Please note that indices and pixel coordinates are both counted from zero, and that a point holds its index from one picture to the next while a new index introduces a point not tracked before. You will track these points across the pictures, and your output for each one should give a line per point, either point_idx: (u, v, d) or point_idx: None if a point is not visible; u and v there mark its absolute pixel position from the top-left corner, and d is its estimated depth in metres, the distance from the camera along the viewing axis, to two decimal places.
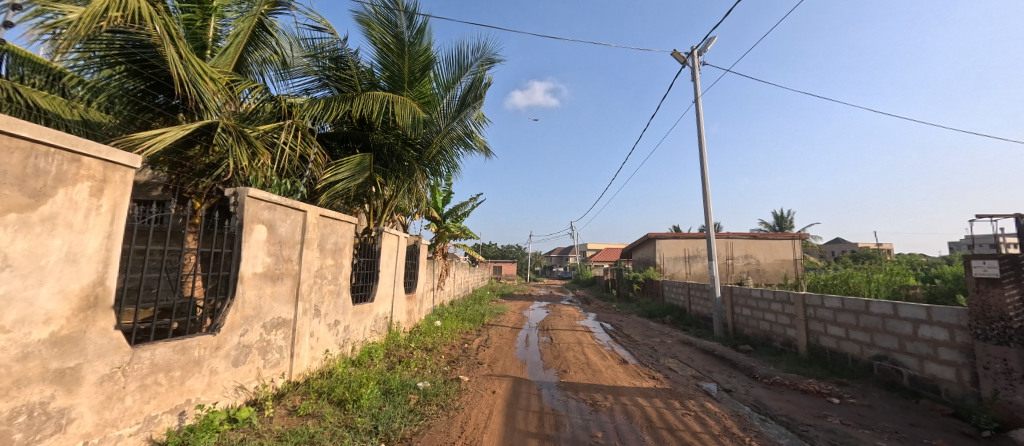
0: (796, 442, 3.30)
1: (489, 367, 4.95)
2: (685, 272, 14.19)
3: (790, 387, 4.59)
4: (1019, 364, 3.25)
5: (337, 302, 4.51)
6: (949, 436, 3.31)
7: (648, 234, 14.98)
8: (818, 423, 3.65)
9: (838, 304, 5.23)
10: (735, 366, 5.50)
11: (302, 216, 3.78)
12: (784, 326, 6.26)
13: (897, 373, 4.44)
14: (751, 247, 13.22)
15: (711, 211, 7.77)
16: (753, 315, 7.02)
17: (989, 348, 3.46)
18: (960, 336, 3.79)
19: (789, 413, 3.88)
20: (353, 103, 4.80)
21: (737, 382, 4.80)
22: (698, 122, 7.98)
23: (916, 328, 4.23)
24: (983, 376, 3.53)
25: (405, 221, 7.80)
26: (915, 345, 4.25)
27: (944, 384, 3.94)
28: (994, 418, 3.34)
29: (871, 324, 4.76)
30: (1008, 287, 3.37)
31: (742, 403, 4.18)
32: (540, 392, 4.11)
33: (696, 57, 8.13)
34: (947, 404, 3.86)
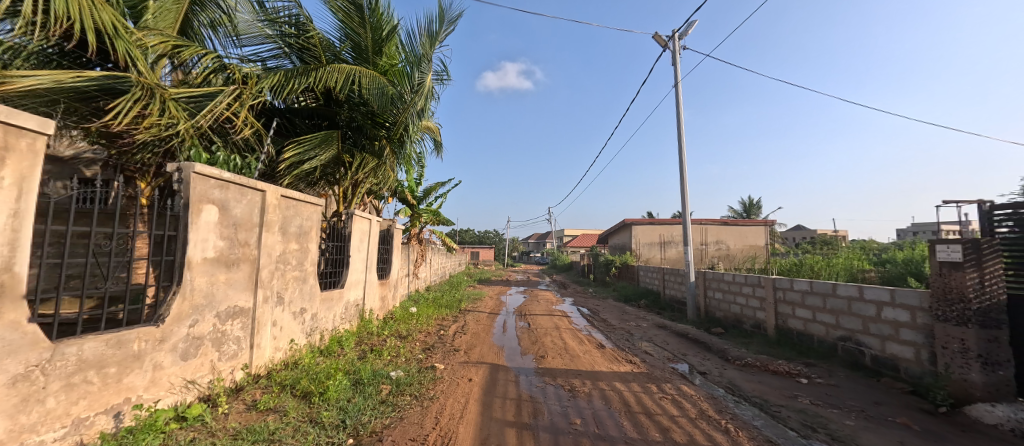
0: (769, 423, 3.36)
1: (465, 354, 4.82)
2: (660, 257, 14.46)
3: (761, 368, 4.71)
4: (976, 344, 3.39)
5: (303, 289, 4.24)
6: (911, 413, 3.45)
7: (624, 219, 15.11)
8: (790, 404, 3.74)
9: (806, 286, 5.37)
10: (708, 348, 5.60)
11: (261, 196, 3.47)
12: (753, 309, 6.43)
13: (860, 353, 4.62)
14: (723, 233, 13.58)
15: (687, 197, 7.83)
16: (725, 298, 7.19)
17: (948, 329, 3.60)
18: (921, 317, 3.94)
19: (762, 395, 3.96)
20: (312, 76, 4.42)
21: (710, 365, 4.87)
22: (677, 108, 7.98)
23: (879, 310, 4.38)
24: (940, 355, 3.69)
25: (377, 204, 7.49)
26: (877, 326, 4.41)
27: (904, 363, 4.11)
28: (948, 394, 3.52)
29: (837, 307, 4.91)
30: (969, 271, 3.51)
31: (716, 385, 4.24)
32: (518, 378, 4.02)
33: (676, 41, 8.06)
34: (906, 381, 4.05)
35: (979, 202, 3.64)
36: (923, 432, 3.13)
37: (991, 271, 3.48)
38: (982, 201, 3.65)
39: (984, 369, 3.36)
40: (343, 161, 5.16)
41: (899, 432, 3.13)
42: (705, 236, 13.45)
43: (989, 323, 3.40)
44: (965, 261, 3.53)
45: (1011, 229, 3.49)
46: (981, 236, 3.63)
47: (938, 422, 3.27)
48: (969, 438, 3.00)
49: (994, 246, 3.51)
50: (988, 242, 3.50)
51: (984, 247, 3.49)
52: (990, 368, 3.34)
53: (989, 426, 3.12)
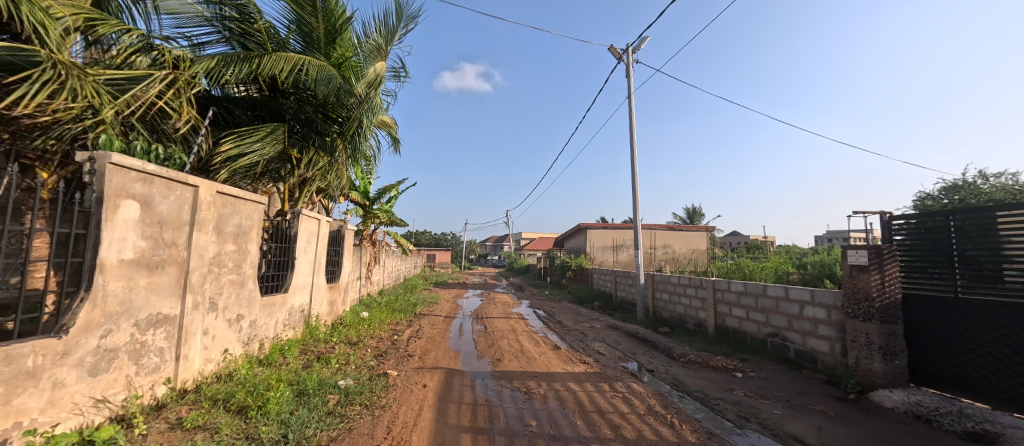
0: (709, 415, 3.58)
1: (419, 359, 4.67)
2: (611, 260, 15.00)
3: (702, 364, 5.02)
4: (879, 337, 3.84)
5: (240, 294, 3.90)
6: (828, 401, 3.84)
7: (579, 223, 15.52)
8: (727, 397, 4.02)
9: (741, 287, 5.82)
10: (656, 347, 5.88)
11: (192, 192, 3.15)
12: (696, 309, 6.85)
13: (786, 348, 5.07)
14: (669, 238, 14.38)
15: (638, 203, 8.20)
16: (671, 299, 7.60)
17: (858, 324, 4.05)
18: (836, 315, 4.40)
19: (702, 389, 4.22)
20: (255, 63, 4.10)
21: (657, 362, 5.12)
22: (630, 117, 8.35)
23: (802, 308, 4.84)
24: (851, 348, 4.14)
25: (326, 203, 7.10)
26: (800, 323, 4.87)
27: (821, 356, 4.57)
28: (857, 383, 3.95)
29: (767, 306, 5.36)
30: (873, 274, 3.97)
31: (662, 382, 4.46)
32: (474, 382, 3.97)
33: (630, 55, 8.45)
34: (823, 372, 4.50)
35: (881, 213, 4.14)
36: (836, 417, 3.49)
37: (889, 274, 3.96)
38: (884, 212, 4.16)
39: (885, 359, 3.81)
40: (289, 157, 4.83)
41: (817, 418, 3.47)
42: (653, 240, 14.19)
43: (889, 319, 3.87)
44: (869, 265, 3.99)
45: (905, 237, 4.00)
46: (882, 243, 4.14)
47: (849, 408, 3.67)
48: (873, 420, 3.40)
49: (892, 252, 4.01)
50: (887, 248, 4.00)
51: (885, 253, 3.97)
52: (890, 358, 3.79)
53: (888, 409, 3.54)
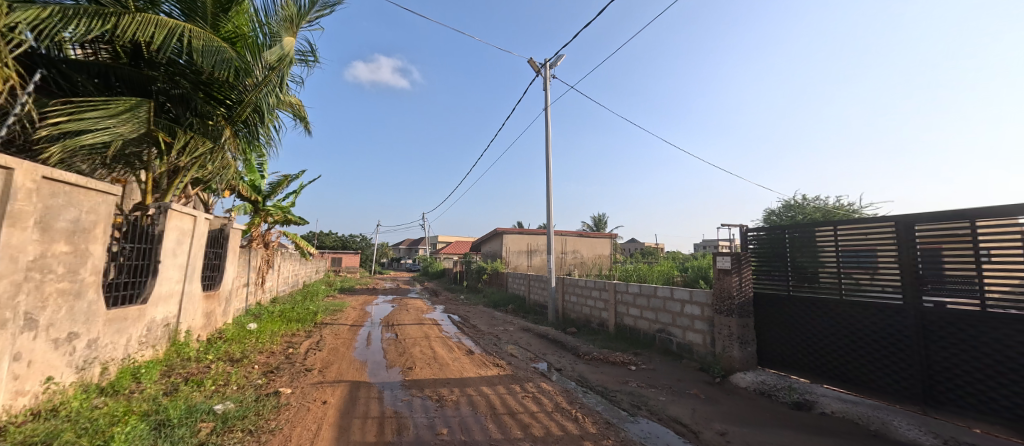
0: (608, 407, 3.87)
1: (319, 373, 4.26)
2: (525, 264, 15.48)
3: (603, 361, 5.42)
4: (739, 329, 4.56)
5: (75, 307, 3.13)
6: (703, 386, 4.45)
7: (495, 228, 15.74)
8: (622, 388, 4.40)
9: (636, 289, 6.45)
10: (564, 346, 6.19)
11: (7, 176, 2.45)
12: (599, 310, 7.40)
13: (669, 341, 5.74)
14: (578, 243, 15.33)
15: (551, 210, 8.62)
16: (578, 301, 8.11)
17: (722, 318, 4.79)
18: (708, 311, 5.12)
19: (603, 383, 4.56)
20: (111, 22, 3.38)
21: (565, 361, 5.39)
22: (546, 127, 8.73)
23: (683, 306, 5.53)
24: (718, 338, 4.87)
25: (206, 197, 6.14)
26: (681, 320, 5.56)
27: (696, 347, 5.27)
28: (721, 368, 4.68)
29: (656, 305, 6.01)
30: (733, 276, 4.71)
31: (569, 379, 4.71)
32: (381, 394, 3.75)
33: (548, 69, 8.86)
34: (697, 361, 5.19)
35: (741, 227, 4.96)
36: (705, 400, 4.07)
37: (744, 275, 4.78)
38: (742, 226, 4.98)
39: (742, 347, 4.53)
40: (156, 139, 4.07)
41: (692, 402, 4.05)
42: (563, 245, 14.98)
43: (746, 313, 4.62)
44: (731, 268, 4.74)
45: (756, 245, 4.84)
46: (741, 250, 4.95)
47: (717, 391, 4.29)
48: (732, 399, 4.06)
49: (747, 257, 4.85)
50: (744, 255, 4.79)
51: (742, 259, 4.76)
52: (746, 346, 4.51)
53: (743, 389, 4.26)
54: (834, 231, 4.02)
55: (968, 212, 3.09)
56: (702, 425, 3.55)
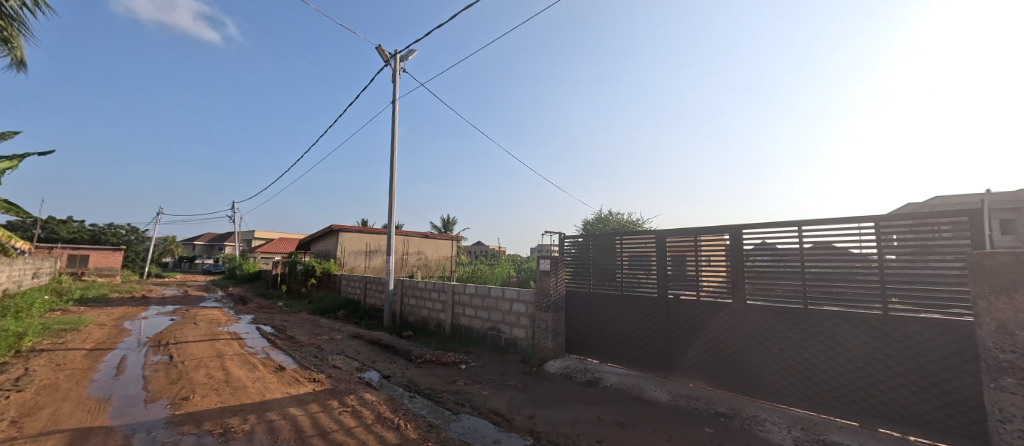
0: (433, 410, 3.89)
1: (14, 428, 3.05)
2: (363, 265, 14.49)
3: (435, 362, 5.47)
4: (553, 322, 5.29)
5: None
6: (521, 376, 5.03)
7: (330, 224, 14.27)
8: (449, 388, 4.51)
9: (471, 290, 6.73)
10: (396, 352, 6.01)
11: None
12: (436, 311, 7.50)
13: (497, 338, 6.21)
14: (422, 244, 15.12)
15: (393, 210, 8.30)
16: (415, 303, 8.04)
17: (541, 314, 5.45)
18: (531, 308, 5.70)
19: (432, 385, 4.58)
20: None
21: (395, 367, 5.24)
22: (393, 122, 8.36)
23: (511, 304, 6.03)
24: (536, 332, 5.55)
25: None
26: (509, 317, 6.06)
27: (519, 341, 5.87)
28: (537, 358, 5.41)
29: (489, 304, 6.40)
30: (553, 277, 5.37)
31: (397, 385, 4.59)
32: (129, 441, 2.93)
33: (397, 62, 8.49)
34: (520, 353, 5.80)
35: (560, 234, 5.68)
36: (523, 388, 4.61)
37: (560, 276, 5.52)
38: (560, 234, 5.71)
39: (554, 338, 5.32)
40: None
41: (511, 392, 4.48)
42: (407, 246, 14.63)
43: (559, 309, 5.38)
44: (550, 270, 5.40)
45: (570, 251, 5.62)
46: (559, 255, 5.68)
47: (532, 379, 4.93)
48: (543, 385, 4.72)
49: (563, 261, 5.60)
50: (561, 259, 5.53)
51: (559, 262, 5.49)
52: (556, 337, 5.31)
53: (552, 374, 5.03)
54: (622, 241, 4.99)
55: (695, 230, 4.27)
56: (515, 412, 3.93)
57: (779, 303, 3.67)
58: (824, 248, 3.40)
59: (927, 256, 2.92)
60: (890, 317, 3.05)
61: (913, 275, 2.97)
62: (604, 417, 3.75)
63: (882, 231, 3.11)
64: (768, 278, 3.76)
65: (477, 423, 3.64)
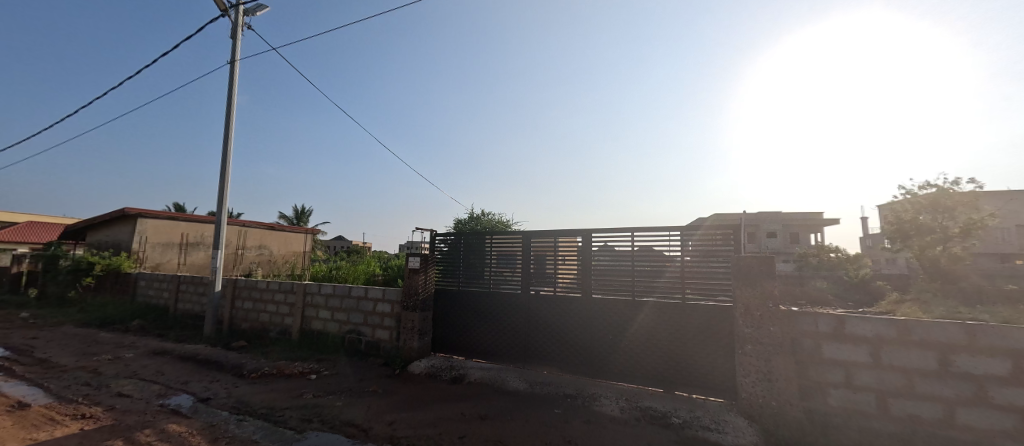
0: (269, 432, 3.40)
1: None
2: (177, 261, 11.59)
3: (276, 375, 5.00)
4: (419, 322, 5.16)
5: None
6: (381, 380, 4.80)
7: (126, 207, 10.98)
8: (294, 404, 4.07)
9: (328, 290, 6.07)
10: (220, 368, 5.30)
11: None
12: (281, 315, 6.56)
13: (358, 342, 5.76)
14: (265, 237, 12.89)
15: (225, 195, 6.93)
16: (255, 307, 6.89)
17: (407, 314, 5.24)
18: (396, 307, 5.44)
19: (269, 403, 4.07)
20: None
21: (218, 387, 4.55)
22: (230, 89, 6.98)
23: (374, 305, 5.64)
24: (401, 333, 5.32)
25: None
26: (371, 318, 5.68)
27: (381, 343, 5.55)
28: (402, 359, 5.20)
29: (349, 305, 5.88)
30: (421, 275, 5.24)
31: (219, 410, 3.90)
32: None
33: (240, 17, 7.10)
34: (381, 356, 5.50)
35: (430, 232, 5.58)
36: (382, 393, 4.41)
37: (429, 275, 5.42)
38: (431, 231, 5.61)
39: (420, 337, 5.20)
40: None
41: (369, 400, 4.21)
42: (244, 241, 12.23)
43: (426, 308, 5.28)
44: (419, 268, 5.25)
45: (440, 249, 5.56)
46: (428, 252, 5.56)
47: (393, 382, 4.73)
48: (405, 387, 4.57)
49: (432, 259, 5.50)
50: (430, 257, 5.43)
51: (429, 260, 5.38)
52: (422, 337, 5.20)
53: (416, 375, 4.90)
54: (491, 240, 5.16)
55: (554, 233, 4.71)
56: (374, 420, 3.71)
57: (614, 296, 4.33)
58: (646, 250, 4.17)
59: (710, 257, 3.86)
60: (686, 304, 3.93)
61: (700, 272, 3.91)
62: (466, 412, 3.84)
63: (684, 238, 3.99)
64: (607, 275, 4.39)
65: (325, 437, 3.32)
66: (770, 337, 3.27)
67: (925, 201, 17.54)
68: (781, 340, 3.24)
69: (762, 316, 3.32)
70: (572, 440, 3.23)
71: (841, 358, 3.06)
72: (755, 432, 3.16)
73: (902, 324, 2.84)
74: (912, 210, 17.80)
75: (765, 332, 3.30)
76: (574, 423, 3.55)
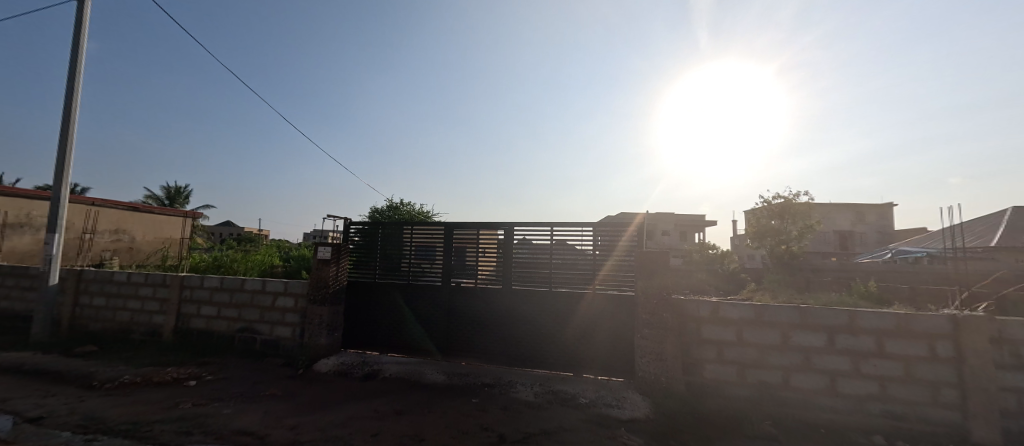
0: None
1: None
2: None
3: (141, 384, 4.22)
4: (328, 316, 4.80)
5: None
6: (280, 382, 4.37)
7: None
8: (167, 416, 3.49)
9: (215, 283, 5.29)
10: (60, 379, 4.29)
11: None
12: (150, 313, 5.54)
13: (252, 340, 5.14)
14: (124, 220, 10.65)
15: (69, 166, 5.58)
16: (113, 304, 5.72)
17: (314, 308, 4.83)
18: (301, 301, 4.97)
19: (132, 417, 3.44)
20: None
21: (57, 402, 3.69)
22: (78, 33, 5.63)
23: (275, 299, 5.08)
24: (306, 329, 4.89)
25: None
26: (269, 314, 5.11)
27: (282, 341, 5.04)
28: (306, 358, 4.79)
29: (241, 300, 5.20)
30: (331, 266, 4.86)
31: (59, 430, 3.18)
32: None
33: None
34: (281, 356, 4.99)
35: (343, 219, 5.20)
36: (282, 395, 4.02)
37: (341, 266, 5.05)
38: (344, 219, 5.22)
39: (329, 333, 4.84)
40: None
41: (265, 404, 3.80)
42: (95, 224, 9.91)
43: (336, 301, 4.93)
44: (330, 259, 4.87)
45: (355, 239, 5.22)
46: (340, 242, 5.17)
47: (295, 383, 4.34)
48: (311, 387, 4.22)
49: (345, 249, 5.14)
50: (343, 246, 5.06)
51: (341, 250, 5.02)
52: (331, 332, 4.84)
53: (322, 374, 4.56)
54: (412, 230, 4.99)
55: (477, 225, 4.74)
56: (272, 426, 3.36)
57: (532, 287, 4.54)
58: (562, 244, 4.44)
59: (617, 251, 4.26)
60: (595, 294, 4.30)
61: (608, 264, 4.29)
62: (380, 409, 3.70)
63: (596, 233, 4.33)
64: (527, 267, 4.58)
65: None
66: (661, 321, 3.75)
67: (776, 209, 21.51)
68: (671, 324, 3.73)
69: (657, 304, 3.79)
70: (488, 427, 3.33)
71: (715, 338, 3.63)
72: (648, 406, 3.61)
73: (759, 309, 3.50)
74: (767, 216, 21.69)
75: (658, 317, 3.77)
76: (490, 410, 3.66)
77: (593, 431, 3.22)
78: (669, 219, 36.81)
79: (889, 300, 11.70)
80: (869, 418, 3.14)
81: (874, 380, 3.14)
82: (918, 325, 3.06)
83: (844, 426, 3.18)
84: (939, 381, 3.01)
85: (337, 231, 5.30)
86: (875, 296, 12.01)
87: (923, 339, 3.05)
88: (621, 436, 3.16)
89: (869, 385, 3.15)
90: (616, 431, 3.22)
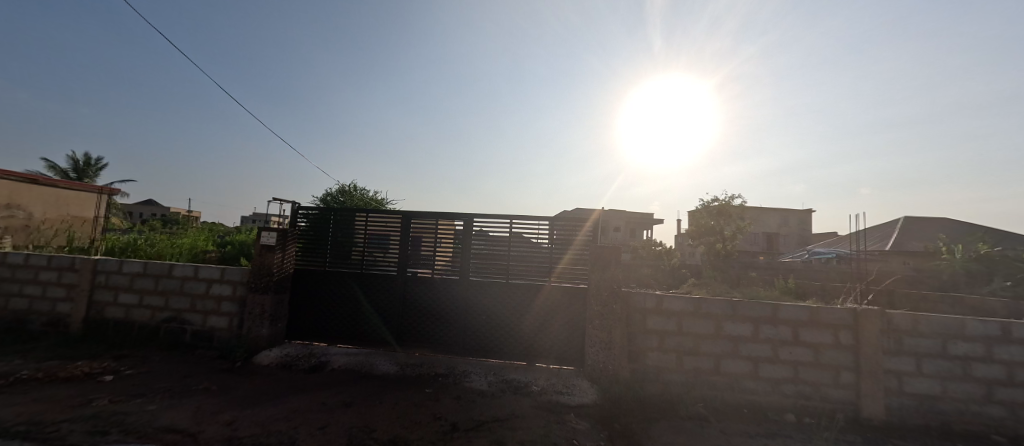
0: None
1: None
2: None
3: (42, 380, 3.72)
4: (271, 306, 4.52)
5: None
6: (214, 375, 4.06)
7: None
8: (77, 415, 3.12)
9: (138, 268, 4.77)
10: None
11: None
12: (54, 301, 4.88)
13: (181, 331, 4.71)
14: (18, 193, 9.25)
15: None
16: (5, 290, 4.97)
17: (256, 297, 4.52)
18: (239, 290, 4.63)
19: (34, 417, 3.04)
20: None
21: None
22: None
23: (209, 287, 4.69)
24: (246, 319, 4.56)
25: None
26: (202, 303, 4.70)
27: (216, 332, 4.67)
28: (245, 349, 4.48)
29: (168, 287, 4.74)
30: (276, 253, 4.57)
31: None
32: None
33: None
34: (215, 348, 4.63)
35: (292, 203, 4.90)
36: (216, 390, 3.74)
37: (287, 252, 4.77)
38: (292, 203, 4.93)
39: (271, 324, 4.56)
40: None
41: (197, 400, 3.52)
42: None
43: (280, 290, 4.65)
44: (275, 245, 4.58)
45: (304, 224, 4.94)
46: (287, 227, 4.87)
47: (231, 377, 4.06)
48: (250, 380, 3.97)
49: (292, 235, 4.85)
50: (289, 232, 4.78)
51: (287, 236, 4.73)
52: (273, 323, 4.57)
53: (264, 366, 4.30)
54: (366, 218, 4.82)
55: (435, 214, 4.67)
56: (206, 422, 3.14)
57: (489, 278, 4.58)
58: (520, 237, 4.51)
59: (571, 245, 4.42)
60: (550, 286, 4.43)
61: (563, 257, 4.43)
62: (328, 401, 3.57)
63: (552, 227, 4.45)
64: (484, 258, 4.60)
65: None
66: (611, 313, 3.96)
67: (713, 210, 23.25)
68: (619, 315, 3.95)
69: (608, 296, 3.98)
70: (441, 417, 3.34)
71: (658, 328, 3.90)
72: (595, 392, 3.80)
73: (698, 302, 3.81)
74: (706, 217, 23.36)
75: (608, 309, 3.97)
76: (444, 400, 3.67)
77: (544, 417, 3.35)
78: (619, 216, 38.42)
79: (803, 294, 13.19)
80: (784, 398, 3.54)
81: (789, 365, 3.55)
82: (826, 317, 3.51)
83: (763, 406, 3.57)
84: (840, 365, 3.46)
85: (283, 215, 4.99)
86: (792, 291, 13.45)
87: (830, 329, 3.50)
88: (570, 421, 3.31)
89: (785, 370, 3.56)
90: (565, 417, 3.37)
